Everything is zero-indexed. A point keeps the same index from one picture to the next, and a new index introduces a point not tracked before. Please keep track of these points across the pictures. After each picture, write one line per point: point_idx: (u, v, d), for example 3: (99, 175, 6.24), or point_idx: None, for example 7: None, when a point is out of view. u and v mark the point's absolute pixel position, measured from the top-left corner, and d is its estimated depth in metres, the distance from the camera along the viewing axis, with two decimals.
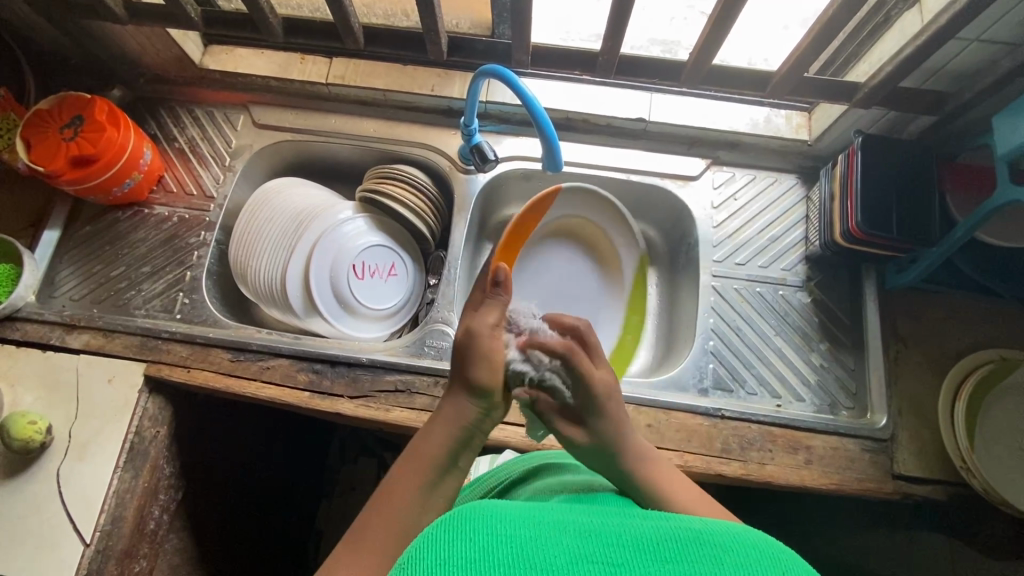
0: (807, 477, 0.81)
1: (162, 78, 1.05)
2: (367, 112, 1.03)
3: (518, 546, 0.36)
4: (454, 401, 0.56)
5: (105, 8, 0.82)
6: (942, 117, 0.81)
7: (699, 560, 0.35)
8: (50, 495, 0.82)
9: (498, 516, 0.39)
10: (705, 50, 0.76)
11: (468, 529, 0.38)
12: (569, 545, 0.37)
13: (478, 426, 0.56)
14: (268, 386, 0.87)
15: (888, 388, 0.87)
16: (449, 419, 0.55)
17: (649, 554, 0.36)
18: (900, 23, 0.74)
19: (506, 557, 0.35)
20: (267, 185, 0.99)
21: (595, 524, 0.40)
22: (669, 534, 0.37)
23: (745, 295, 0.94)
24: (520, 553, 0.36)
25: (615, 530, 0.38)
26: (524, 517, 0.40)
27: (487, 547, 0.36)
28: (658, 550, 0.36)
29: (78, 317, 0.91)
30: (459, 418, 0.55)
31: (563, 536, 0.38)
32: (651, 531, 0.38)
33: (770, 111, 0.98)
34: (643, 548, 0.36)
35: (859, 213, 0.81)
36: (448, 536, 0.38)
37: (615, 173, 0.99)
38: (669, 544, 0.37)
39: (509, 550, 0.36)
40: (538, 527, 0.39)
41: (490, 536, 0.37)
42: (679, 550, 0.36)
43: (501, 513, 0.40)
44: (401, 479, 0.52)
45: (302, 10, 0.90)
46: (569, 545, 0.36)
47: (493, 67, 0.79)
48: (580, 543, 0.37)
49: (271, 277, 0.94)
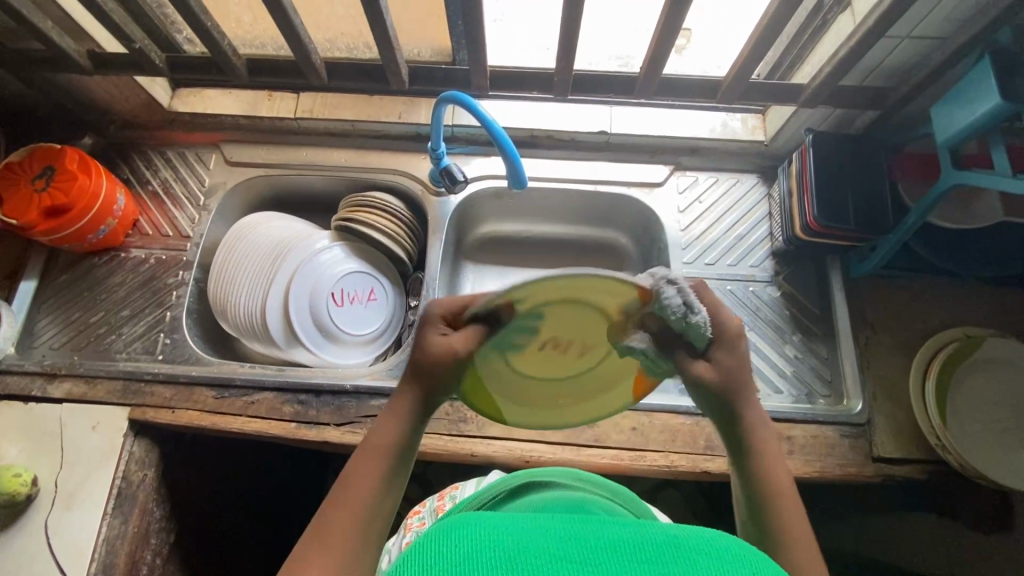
0: (790, 466, 0.83)
1: (131, 123, 1.06)
2: (337, 143, 1.05)
3: (504, 548, 0.39)
4: (405, 394, 0.53)
5: (71, 60, 0.83)
6: (884, 112, 0.85)
7: (673, 561, 0.37)
8: (38, 548, 0.81)
9: (486, 524, 0.42)
10: (655, 61, 0.78)
11: (459, 532, 0.40)
12: (551, 549, 0.39)
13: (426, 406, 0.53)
14: (254, 420, 0.87)
15: (861, 373, 0.90)
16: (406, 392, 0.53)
17: (627, 554, 0.38)
18: (835, 26, 0.79)
19: (489, 562, 0.37)
20: (244, 221, 1.00)
21: (575, 530, 0.42)
22: (646, 541, 0.40)
23: (717, 294, 0.97)
24: (503, 556, 0.38)
25: (595, 537, 0.41)
26: (511, 526, 0.42)
27: (474, 550, 0.38)
28: (637, 554, 0.38)
29: (58, 366, 0.91)
30: (411, 401, 0.53)
31: (546, 542, 0.40)
32: (630, 537, 0.40)
33: (726, 116, 1.01)
34: (622, 552, 0.39)
35: (816, 208, 0.84)
36: (438, 540, 0.40)
37: (583, 186, 1.03)
38: (647, 548, 0.39)
39: (496, 555, 0.38)
40: (525, 534, 0.41)
41: (474, 543, 0.39)
42: (655, 550, 0.39)
43: (490, 523, 0.42)
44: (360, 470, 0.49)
45: (268, 49, 0.93)
46: (551, 548, 0.39)
47: (453, 93, 0.81)
48: (562, 547, 0.39)
49: (251, 311, 0.95)
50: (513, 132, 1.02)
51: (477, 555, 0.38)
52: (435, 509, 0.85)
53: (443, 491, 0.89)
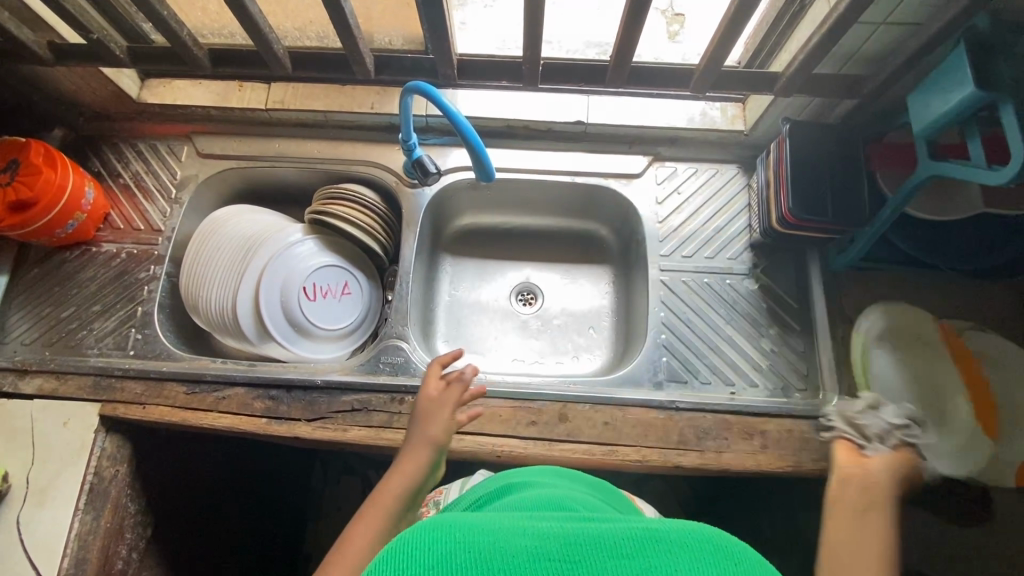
0: (763, 461, 0.83)
1: (102, 115, 1.05)
2: (310, 135, 1.04)
3: (482, 549, 0.38)
4: (431, 418, 0.77)
5: (30, 52, 0.81)
6: (862, 100, 0.82)
7: (655, 556, 0.38)
8: (10, 543, 0.81)
9: (462, 524, 0.41)
10: (625, 49, 0.76)
11: (436, 533, 0.40)
12: (531, 548, 0.39)
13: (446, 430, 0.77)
14: (224, 416, 0.87)
15: (837, 367, 0.89)
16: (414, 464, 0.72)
17: (608, 551, 0.38)
18: (810, 11, 0.76)
19: (468, 561, 0.38)
20: (216, 213, 0.99)
21: (555, 527, 0.42)
22: (626, 535, 0.40)
23: (694, 286, 0.95)
24: (479, 555, 0.38)
25: (573, 534, 0.41)
26: (487, 525, 0.42)
27: (451, 549, 0.38)
28: (617, 550, 0.38)
29: (29, 362, 0.90)
30: (434, 419, 0.77)
31: (524, 539, 0.40)
32: (610, 533, 0.40)
33: (705, 105, 1.00)
34: (603, 547, 0.39)
35: (792, 199, 0.82)
36: (416, 544, 0.39)
37: (560, 177, 1.01)
38: (627, 543, 0.39)
39: (473, 557, 0.38)
40: (503, 533, 0.41)
41: (453, 541, 0.39)
42: (635, 547, 0.39)
43: (467, 522, 0.42)
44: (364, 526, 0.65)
45: (233, 38, 0.91)
46: (530, 546, 0.39)
47: (418, 84, 0.80)
48: (541, 544, 0.39)
49: (222, 305, 0.94)
50: (488, 122, 1.00)
51: (454, 559, 0.38)
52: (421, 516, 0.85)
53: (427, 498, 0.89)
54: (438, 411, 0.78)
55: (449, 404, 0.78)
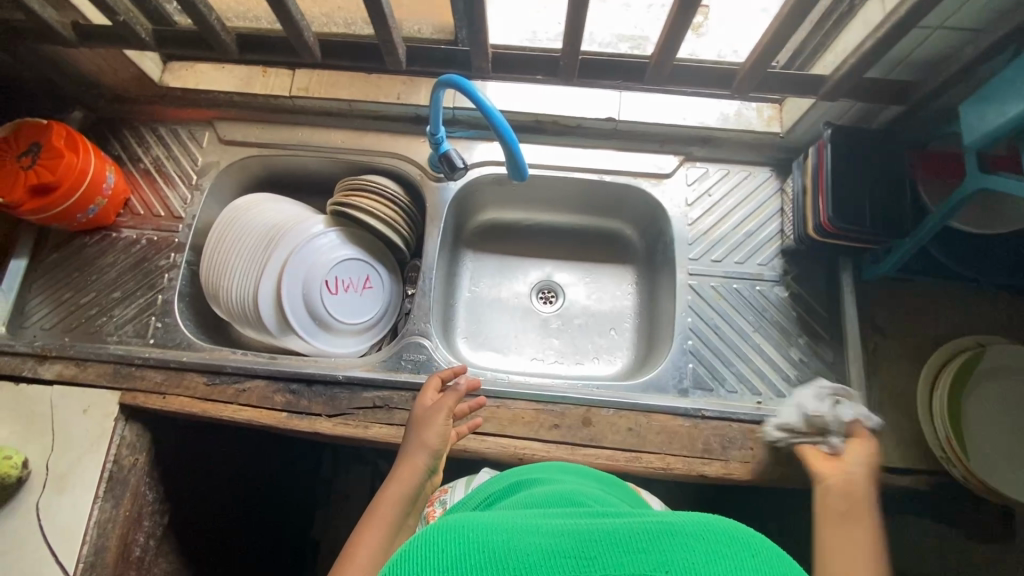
0: (789, 473, 0.82)
1: (122, 98, 1.03)
2: (333, 124, 1.01)
3: (493, 549, 0.39)
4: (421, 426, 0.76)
5: (54, 32, 0.79)
6: (909, 107, 0.79)
7: (669, 549, 0.38)
8: (30, 529, 0.81)
9: (473, 526, 0.42)
10: (668, 47, 0.73)
11: (446, 537, 0.41)
12: (543, 545, 0.40)
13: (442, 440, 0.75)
14: (245, 409, 0.86)
15: (867, 380, 0.87)
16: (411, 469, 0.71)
17: (620, 547, 0.39)
18: (862, 13, 0.73)
19: (485, 561, 0.39)
20: (238, 202, 0.98)
21: (569, 524, 0.43)
22: (639, 529, 0.41)
23: (722, 292, 0.93)
24: (492, 555, 0.39)
25: (586, 530, 0.42)
26: (501, 526, 0.42)
27: (468, 550, 0.40)
28: (630, 545, 0.39)
29: (49, 347, 0.90)
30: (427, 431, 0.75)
31: (539, 538, 0.41)
32: (622, 528, 0.41)
33: (740, 104, 0.97)
34: (616, 543, 0.40)
35: (831, 208, 0.80)
36: (432, 543, 0.41)
37: (588, 175, 0.99)
38: (639, 538, 0.40)
39: (485, 558, 0.39)
40: (514, 533, 0.41)
41: (470, 543, 0.40)
42: (647, 541, 0.39)
43: (478, 523, 0.43)
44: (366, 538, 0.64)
45: (259, 22, 0.88)
46: (544, 544, 0.40)
47: (451, 78, 0.77)
48: (556, 542, 0.40)
49: (243, 296, 0.93)
50: (517, 116, 0.98)
51: (468, 560, 0.39)
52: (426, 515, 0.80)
53: (432, 496, 0.85)
54: (432, 419, 0.76)
55: (444, 411, 0.76)
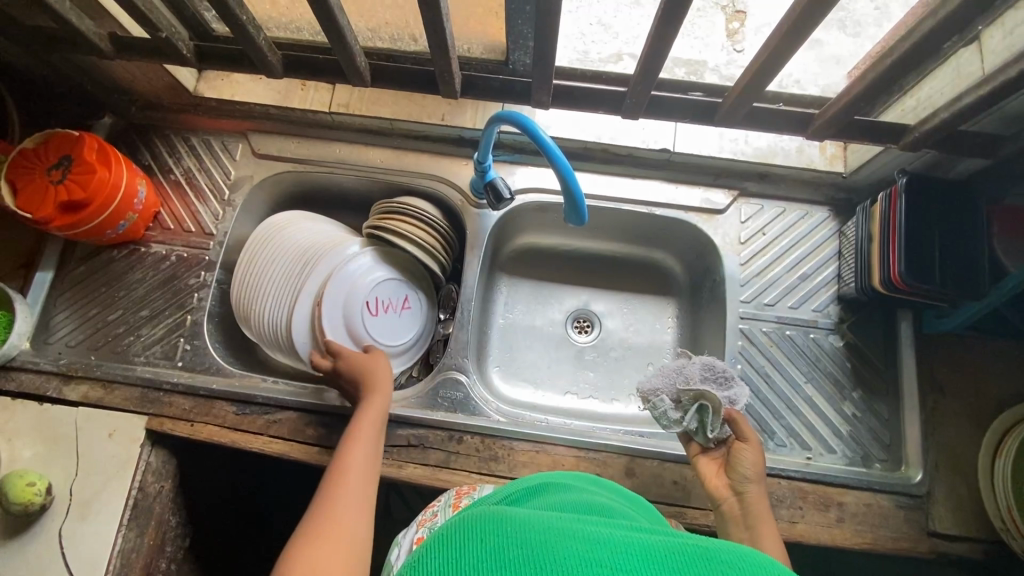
0: (839, 536, 0.78)
1: (154, 104, 0.99)
2: (373, 141, 0.97)
3: (522, 551, 0.36)
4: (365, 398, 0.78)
5: (90, 44, 0.75)
6: (995, 160, 0.74)
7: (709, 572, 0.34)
8: (53, 556, 0.79)
9: (504, 530, 0.39)
10: (746, 90, 0.68)
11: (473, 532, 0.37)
12: (577, 550, 0.36)
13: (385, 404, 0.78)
14: (275, 441, 0.83)
15: (925, 441, 0.83)
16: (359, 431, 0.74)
17: (657, 564, 0.35)
18: (957, 61, 0.68)
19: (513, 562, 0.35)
20: (272, 220, 0.94)
21: (602, 533, 0.39)
22: (680, 549, 0.36)
23: (774, 339, 0.89)
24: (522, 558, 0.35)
25: (623, 542, 0.38)
26: (534, 529, 0.39)
27: (494, 551, 0.37)
28: (668, 560, 0.35)
29: (75, 366, 0.87)
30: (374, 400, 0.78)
31: (575, 543, 0.37)
32: (661, 545, 0.37)
33: (802, 140, 0.92)
34: (653, 558, 0.36)
35: (902, 263, 0.76)
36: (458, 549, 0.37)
37: (636, 207, 0.95)
38: (679, 556, 0.36)
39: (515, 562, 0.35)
40: (547, 534, 0.38)
41: (493, 545, 0.37)
42: (687, 561, 0.35)
43: (509, 527, 0.39)
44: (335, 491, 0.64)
45: (302, 35, 0.83)
46: (574, 548, 0.36)
47: (511, 112, 0.73)
48: (592, 548, 0.36)
49: (276, 322, 0.90)
50: (566, 143, 0.93)
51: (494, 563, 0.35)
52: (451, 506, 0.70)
53: (461, 490, 0.75)
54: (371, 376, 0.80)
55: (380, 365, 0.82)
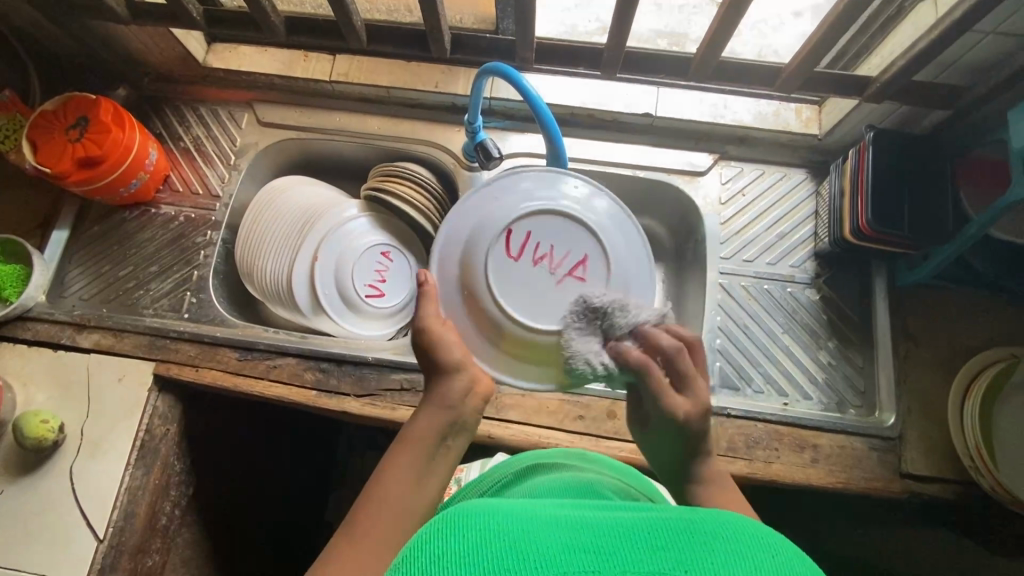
0: (814, 475, 0.81)
1: (166, 77, 1.05)
2: (371, 110, 1.02)
3: (511, 537, 0.37)
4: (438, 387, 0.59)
5: (108, 8, 0.81)
6: (955, 111, 0.79)
7: (693, 547, 0.36)
8: (64, 491, 0.84)
9: (490, 514, 0.40)
10: (714, 44, 0.73)
11: (463, 523, 0.39)
12: (562, 538, 0.37)
13: (463, 405, 0.59)
14: (275, 385, 0.88)
15: (897, 386, 0.86)
16: (472, 310, 0.60)
17: (645, 544, 0.36)
18: (913, 15, 0.72)
19: (499, 552, 0.36)
20: (275, 183, 0.99)
21: (587, 519, 0.40)
22: (665, 527, 0.38)
23: (752, 292, 0.93)
24: (515, 545, 0.36)
25: (606, 525, 0.39)
26: (517, 515, 0.40)
27: (481, 540, 0.37)
28: (654, 540, 0.37)
29: (88, 317, 0.92)
30: (445, 403, 0.59)
31: (560, 531, 0.38)
32: (645, 523, 0.39)
33: (779, 105, 0.96)
34: (637, 536, 0.37)
35: (869, 211, 0.79)
36: (448, 534, 0.38)
37: (621, 169, 0.98)
38: (663, 534, 0.37)
39: (505, 545, 0.37)
40: (531, 524, 0.39)
41: (481, 530, 0.38)
42: (674, 539, 0.37)
43: (494, 511, 0.40)
44: (438, 334, 0.59)
45: (305, 6, 0.89)
46: (562, 537, 0.37)
47: (497, 66, 0.78)
48: (573, 536, 0.37)
49: (278, 276, 0.94)
50: (553, 109, 0.98)
51: (482, 548, 0.36)
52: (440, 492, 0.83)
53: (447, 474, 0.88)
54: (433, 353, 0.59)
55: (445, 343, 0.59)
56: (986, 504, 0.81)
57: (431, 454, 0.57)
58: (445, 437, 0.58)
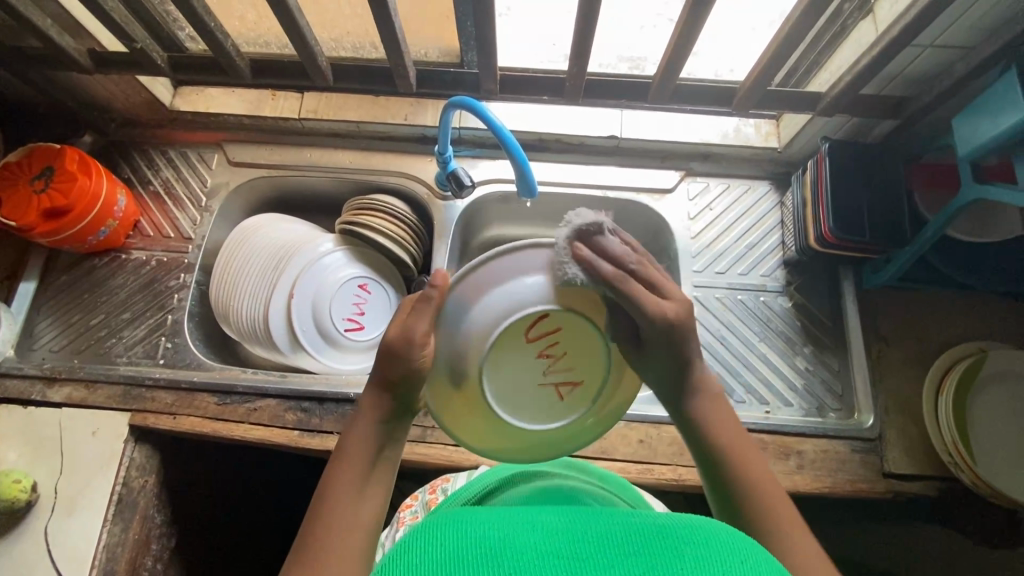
0: (800, 481, 0.82)
1: (133, 121, 1.04)
2: (341, 144, 1.04)
3: (487, 546, 0.37)
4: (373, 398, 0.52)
5: (71, 59, 0.81)
6: (904, 120, 0.82)
7: (660, 553, 0.36)
8: (38, 553, 0.80)
9: (468, 523, 0.40)
10: (672, 67, 0.76)
11: (442, 532, 0.39)
12: (537, 546, 0.37)
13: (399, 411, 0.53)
14: (256, 428, 0.86)
15: (873, 387, 0.88)
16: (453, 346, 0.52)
17: (612, 550, 0.36)
18: (856, 33, 0.76)
19: (475, 558, 0.36)
20: (249, 222, 0.99)
21: (564, 524, 0.40)
22: (634, 531, 0.38)
23: (727, 303, 0.95)
24: (490, 551, 0.36)
25: (579, 530, 0.39)
26: (496, 523, 0.40)
27: (457, 545, 0.37)
28: (623, 547, 0.37)
29: (58, 369, 0.90)
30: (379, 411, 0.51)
31: (533, 536, 0.38)
32: (616, 530, 0.39)
33: (739, 121, 0.99)
34: (608, 544, 0.37)
35: (831, 219, 0.82)
36: (428, 542, 0.38)
37: (592, 191, 1.00)
38: (633, 540, 0.37)
39: (480, 554, 0.36)
40: (509, 532, 0.39)
41: (459, 538, 0.38)
42: (643, 544, 0.37)
43: (472, 520, 0.40)
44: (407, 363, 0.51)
45: (270, 48, 0.90)
46: (537, 544, 0.37)
47: (462, 99, 0.80)
48: (547, 543, 0.37)
49: (254, 315, 0.93)
50: (522, 136, 1.00)
51: (459, 556, 0.36)
52: (428, 504, 0.75)
53: (435, 483, 0.80)
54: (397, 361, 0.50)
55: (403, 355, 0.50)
56: (967, 497, 0.82)
57: (375, 458, 0.51)
58: (384, 444, 0.52)
